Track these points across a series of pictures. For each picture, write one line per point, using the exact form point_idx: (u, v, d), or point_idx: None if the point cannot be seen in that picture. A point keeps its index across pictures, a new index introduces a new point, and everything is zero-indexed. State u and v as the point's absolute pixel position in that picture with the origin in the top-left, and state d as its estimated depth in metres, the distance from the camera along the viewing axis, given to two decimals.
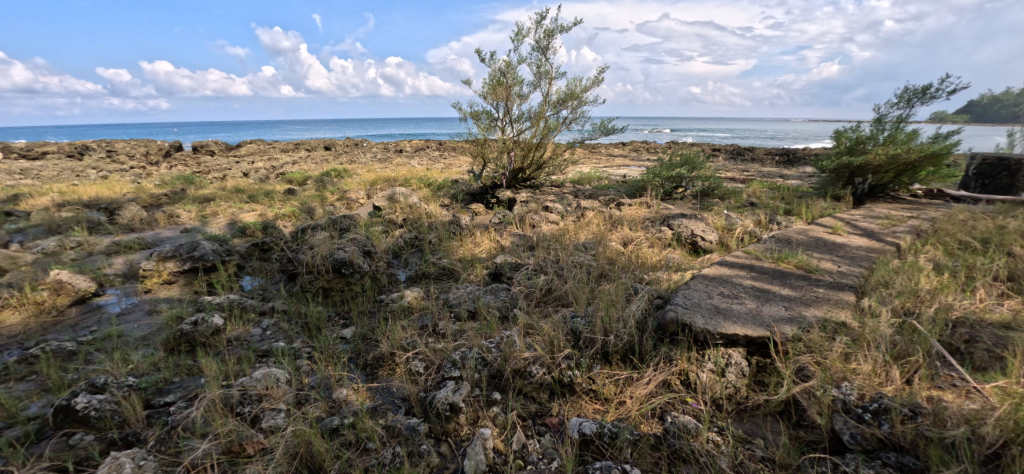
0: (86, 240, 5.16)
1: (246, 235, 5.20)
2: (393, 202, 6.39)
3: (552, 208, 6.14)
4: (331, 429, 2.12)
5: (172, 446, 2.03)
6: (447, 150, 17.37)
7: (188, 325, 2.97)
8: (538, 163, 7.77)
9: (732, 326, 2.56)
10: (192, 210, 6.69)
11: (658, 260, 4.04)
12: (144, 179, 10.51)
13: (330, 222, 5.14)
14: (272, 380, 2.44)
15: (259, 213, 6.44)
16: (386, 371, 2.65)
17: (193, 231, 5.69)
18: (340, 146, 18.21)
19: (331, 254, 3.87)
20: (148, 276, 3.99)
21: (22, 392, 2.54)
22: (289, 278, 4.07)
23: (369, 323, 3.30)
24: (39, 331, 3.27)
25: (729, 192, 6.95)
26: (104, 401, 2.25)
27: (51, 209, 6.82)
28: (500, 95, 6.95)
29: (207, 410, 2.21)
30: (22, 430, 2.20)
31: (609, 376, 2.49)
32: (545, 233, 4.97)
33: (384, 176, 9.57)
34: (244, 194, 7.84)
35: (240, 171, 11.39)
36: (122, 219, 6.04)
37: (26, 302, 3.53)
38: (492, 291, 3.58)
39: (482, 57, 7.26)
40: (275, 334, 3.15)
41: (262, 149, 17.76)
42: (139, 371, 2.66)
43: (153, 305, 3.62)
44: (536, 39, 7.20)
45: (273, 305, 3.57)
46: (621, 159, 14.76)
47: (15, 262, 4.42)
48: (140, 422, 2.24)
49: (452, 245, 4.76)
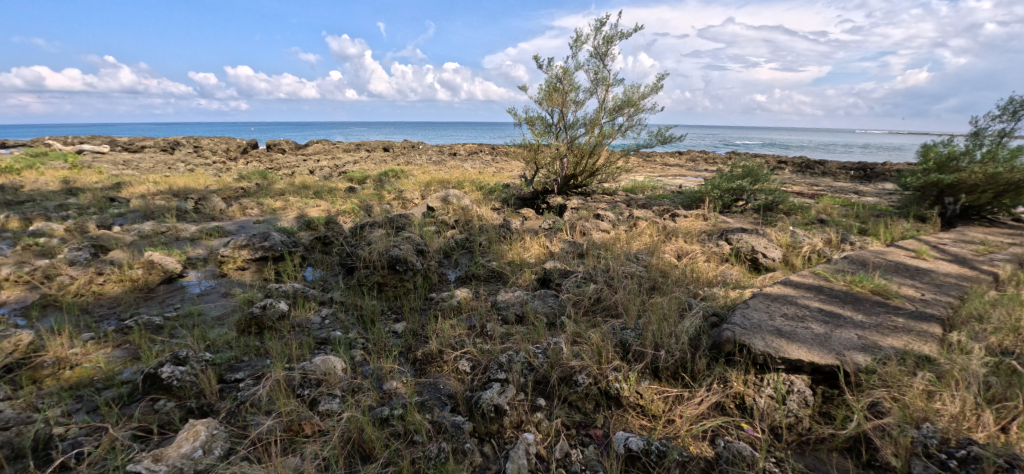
0: (174, 225, 5.72)
1: (310, 229, 5.54)
2: (446, 203, 6.56)
3: (603, 216, 6.05)
4: (382, 418, 2.22)
5: (241, 420, 2.23)
6: (501, 154, 17.69)
7: (258, 308, 3.20)
8: (590, 170, 7.64)
9: (797, 351, 2.39)
10: (264, 203, 7.24)
11: (715, 275, 3.85)
12: (224, 173, 11.52)
13: (386, 220, 5.34)
14: (329, 367, 2.58)
15: (323, 209, 6.86)
16: (434, 367, 2.73)
17: (264, 222, 6.16)
18: (399, 147, 19.02)
19: (386, 251, 4.05)
20: (224, 261, 4.36)
21: (118, 358, 2.89)
22: (347, 272, 4.28)
23: (419, 320, 3.40)
24: (133, 305, 3.68)
25: (795, 207, 6.51)
26: (185, 373, 2.48)
27: (147, 197, 7.65)
28: (555, 101, 6.99)
29: (272, 389, 2.39)
30: (116, 392, 2.48)
31: (658, 392, 2.40)
32: (596, 241, 4.92)
33: (438, 177, 9.87)
34: (309, 190, 8.38)
35: (308, 169, 12.20)
36: (205, 209, 6.64)
37: (124, 278, 4.00)
38: (540, 296, 3.58)
39: (539, 64, 7.33)
40: (333, 324, 3.33)
41: (328, 149, 18.96)
42: (215, 347, 2.92)
43: (228, 289, 3.96)
44: (594, 46, 7.13)
45: (332, 296, 3.77)
46: (675, 168, 14.25)
47: (118, 243, 5.00)
48: (215, 394, 2.46)
49: (501, 248, 4.83)
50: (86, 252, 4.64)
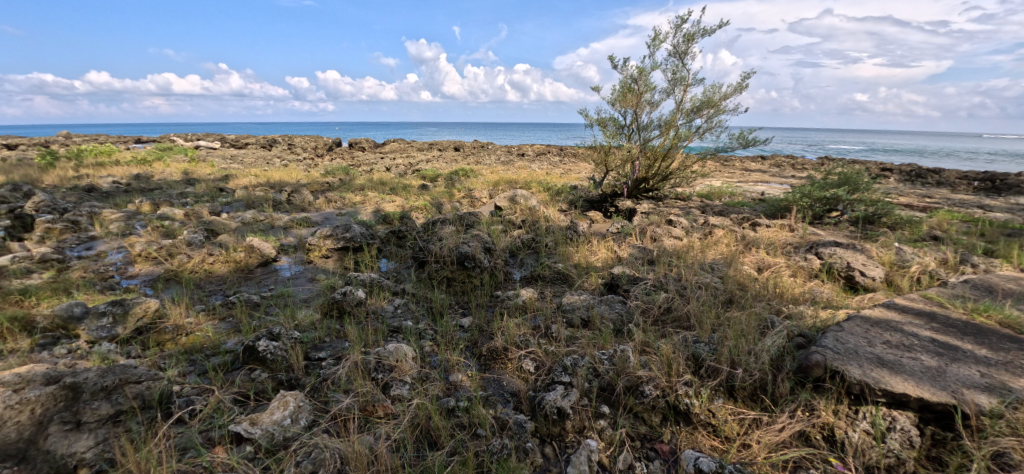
0: (271, 214, 6.38)
1: (387, 222, 5.90)
2: (514, 203, 6.65)
3: (676, 222, 5.79)
4: (448, 408, 2.32)
5: (323, 395, 2.45)
6: (568, 156, 17.57)
7: (339, 294, 3.46)
8: (663, 174, 7.34)
9: (902, 384, 2.11)
10: (347, 197, 7.83)
11: (802, 292, 3.53)
12: (313, 169, 12.61)
13: (456, 217, 5.53)
14: (401, 354, 2.73)
15: (398, 204, 7.27)
16: (498, 364, 2.80)
17: (346, 215, 6.66)
18: (468, 147, 19.59)
19: (456, 247, 4.20)
20: (312, 249, 4.79)
21: (224, 329, 3.28)
22: (419, 265, 4.50)
23: (485, 316, 3.50)
24: (236, 283, 4.16)
25: (902, 221, 5.76)
26: (277, 348, 2.75)
27: (250, 188, 8.60)
28: (629, 102, 6.81)
29: (350, 371, 2.59)
30: (222, 359, 2.82)
31: (732, 413, 2.25)
32: (667, 248, 4.73)
33: (506, 177, 10.04)
34: (386, 186, 8.91)
35: (385, 166, 12.98)
36: (296, 201, 7.33)
37: (230, 259, 4.53)
38: (607, 302, 3.52)
39: (613, 64, 7.19)
40: (405, 313, 3.53)
41: (403, 147, 20.03)
42: (302, 327, 3.22)
43: (313, 274, 4.33)
44: (674, 44, 6.83)
45: (405, 287, 3.99)
46: (758, 173, 13.24)
47: (226, 228, 5.68)
48: (301, 369, 2.71)
49: (568, 250, 4.82)
50: (201, 235, 5.33)
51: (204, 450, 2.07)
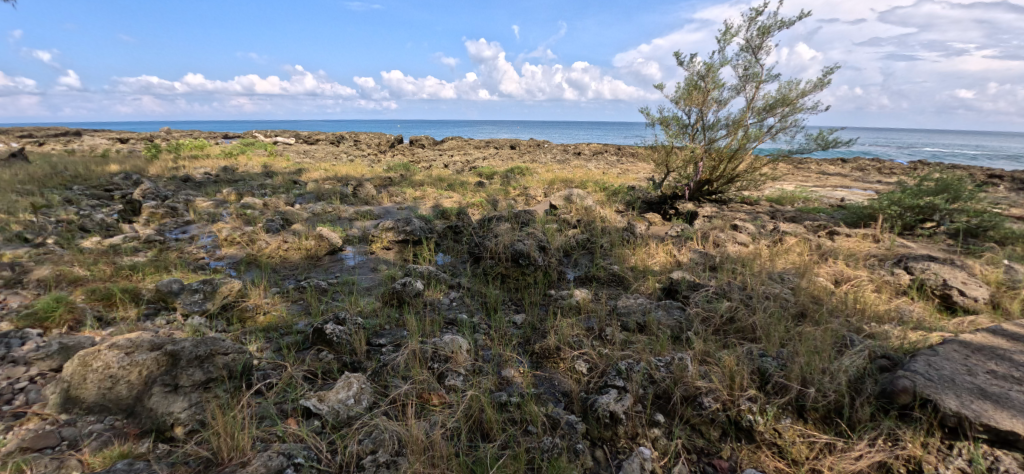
0: (338, 206, 6.81)
1: (444, 217, 6.09)
2: (569, 202, 6.61)
3: (741, 228, 5.49)
4: (501, 402, 2.41)
5: (383, 380, 2.60)
6: (626, 155, 17.13)
7: (400, 284, 3.63)
8: (728, 176, 7.01)
9: (1011, 420, 1.86)
10: (407, 192, 8.18)
11: (887, 310, 3.21)
12: (376, 164, 13.29)
13: (512, 215, 5.60)
14: (457, 346, 2.83)
15: (455, 200, 7.47)
16: (550, 363, 2.87)
17: (406, 209, 6.96)
18: (524, 145, 19.71)
19: (511, 245, 4.26)
20: (375, 240, 5.06)
21: (296, 311, 3.56)
22: (474, 260, 4.61)
23: (538, 314, 3.57)
24: (306, 269, 4.49)
25: (1015, 235, 5.05)
26: (343, 331, 2.95)
27: (320, 181, 9.22)
28: (694, 100, 6.54)
29: (409, 358, 2.72)
30: (293, 339, 3.06)
31: (801, 435, 2.10)
32: (731, 255, 4.51)
33: (561, 176, 10.01)
34: (444, 182, 9.20)
35: (443, 163, 13.39)
36: (361, 194, 7.77)
37: (302, 246, 4.89)
38: (665, 307, 3.43)
39: (679, 61, 6.92)
40: (460, 306, 3.65)
41: (461, 145, 20.55)
42: (365, 313, 3.43)
43: (375, 264, 4.58)
44: (747, 38, 6.44)
45: (460, 281, 4.11)
46: (837, 178, 12.16)
47: (299, 218, 6.14)
48: (363, 353, 2.88)
49: (624, 253, 4.77)
50: (277, 224, 5.81)
51: (278, 420, 2.25)
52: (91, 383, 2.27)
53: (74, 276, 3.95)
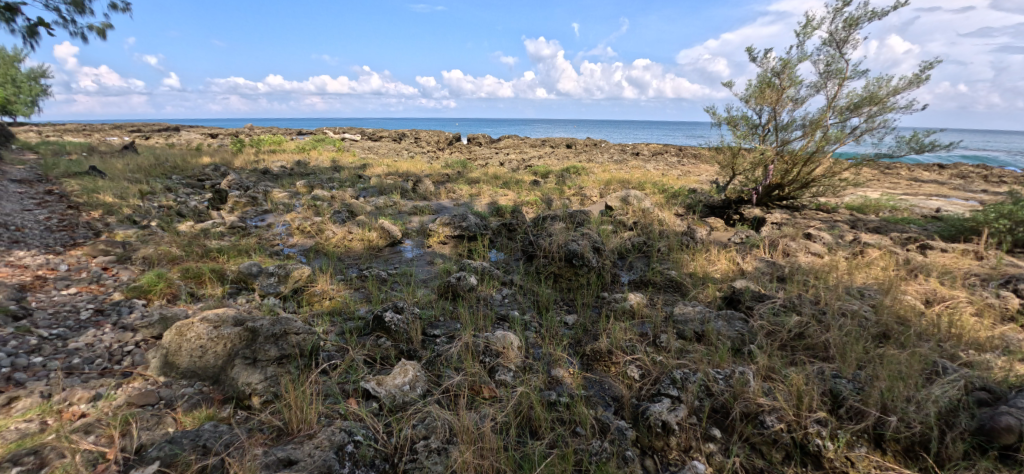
0: (399, 201, 7.13)
1: (498, 215, 6.19)
2: (625, 203, 6.46)
3: (815, 237, 5.09)
4: (550, 401, 2.43)
5: (437, 369, 2.70)
6: (688, 156, 16.40)
7: (454, 278, 3.75)
8: (802, 181, 6.51)
9: None
10: (464, 189, 8.39)
11: (990, 336, 2.85)
12: (435, 161, 13.75)
13: (567, 215, 5.57)
14: (508, 342, 2.89)
15: (510, 198, 7.56)
16: (601, 366, 2.86)
17: (462, 205, 7.15)
18: (580, 144, 19.49)
19: (565, 244, 4.24)
20: (432, 235, 5.25)
21: (358, 298, 3.79)
22: (527, 258, 4.65)
23: (590, 316, 3.56)
24: (368, 259, 4.76)
25: None
26: (400, 320, 3.09)
27: (383, 176, 9.70)
28: (767, 98, 6.12)
29: (461, 351, 2.82)
30: (355, 324, 3.26)
31: (878, 467, 1.92)
32: (803, 265, 4.20)
33: (618, 177, 9.80)
34: (500, 180, 9.33)
35: (499, 161, 13.58)
36: (420, 190, 8.08)
37: (365, 237, 5.19)
38: (726, 317, 3.27)
39: (751, 57, 6.52)
40: (512, 303, 3.72)
41: (517, 144, 20.72)
42: (421, 304, 3.57)
43: (432, 258, 4.75)
44: (831, 31, 5.93)
45: (513, 279, 4.17)
46: (934, 186, 10.87)
47: (363, 211, 6.51)
48: (419, 342, 3.01)
49: (683, 258, 4.61)
50: (344, 216, 6.19)
51: (340, 399, 2.41)
52: (185, 351, 2.55)
53: (173, 255, 4.47)
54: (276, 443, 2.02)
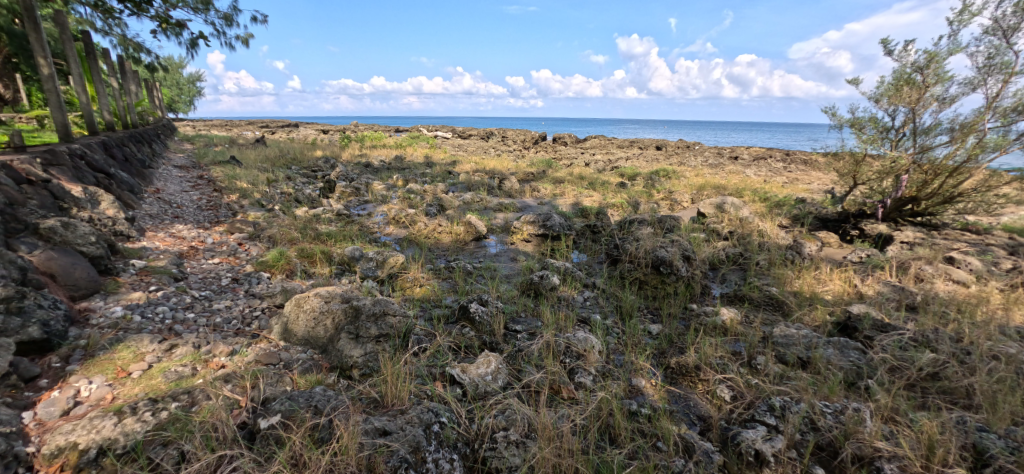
0: (485, 197, 7.38)
1: (582, 216, 6.12)
2: (721, 211, 6.02)
3: (959, 261, 4.31)
4: (631, 411, 2.36)
5: (518, 364, 2.76)
6: (797, 162, 14.76)
7: (537, 277, 3.80)
8: (944, 196, 5.52)
9: None
10: (548, 188, 8.43)
11: None
12: (520, 159, 13.98)
13: (655, 219, 5.34)
14: (589, 346, 2.86)
15: (594, 199, 7.43)
16: (687, 381, 2.70)
17: (546, 205, 7.19)
18: (671, 146, 18.51)
19: (653, 251, 4.07)
20: (515, 232, 5.35)
21: (446, 287, 4.01)
22: (611, 262, 4.55)
23: (676, 328, 3.39)
24: (456, 252, 5.00)
25: None
26: (485, 313, 3.21)
27: (471, 173, 10.11)
28: (904, 98, 5.30)
29: (542, 348, 2.85)
30: (443, 312, 3.45)
31: None
32: (942, 295, 3.57)
33: (713, 182, 9.15)
34: (584, 181, 9.21)
35: (584, 162, 13.42)
36: (505, 187, 8.28)
37: (453, 231, 5.45)
38: (839, 344, 2.90)
39: (886, 50, 5.69)
40: (594, 307, 3.67)
41: (603, 144, 20.28)
42: (505, 298, 3.68)
43: (515, 254, 4.86)
44: (998, 16, 4.93)
45: (595, 282, 4.11)
46: None
47: (452, 205, 6.85)
48: (501, 336, 3.10)
49: (786, 275, 4.18)
50: (434, 209, 6.57)
51: (428, 380, 2.55)
52: (301, 321, 2.89)
53: (291, 236, 5.09)
54: (372, 412, 2.21)
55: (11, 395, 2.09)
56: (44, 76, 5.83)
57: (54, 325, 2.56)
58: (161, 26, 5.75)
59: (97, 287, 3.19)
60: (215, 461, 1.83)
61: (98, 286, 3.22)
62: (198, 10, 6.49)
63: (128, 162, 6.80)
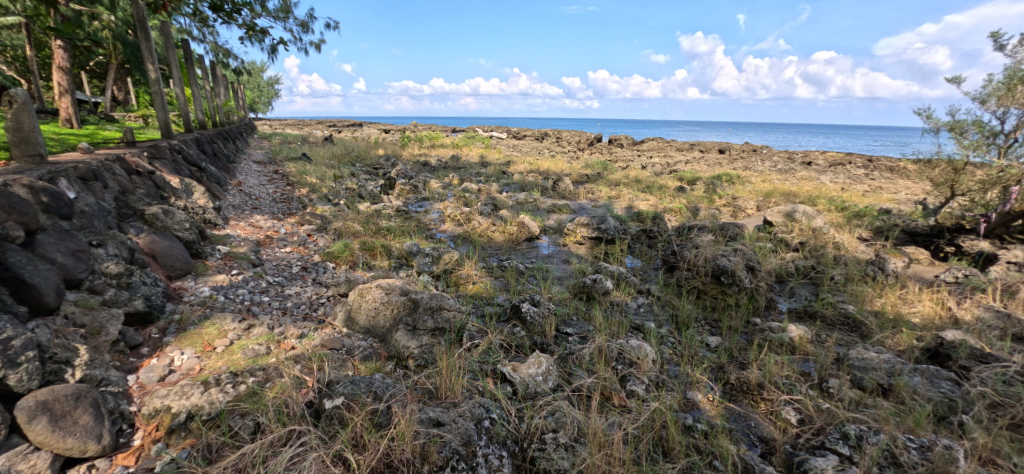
0: (539, 198, 7.38)
1: (638, 220, 5.96)
2: (790, 220, 5.62)
3: None
4: (686, 426, 2.27)
5: (568, 367, 2.74)
6: (882, 168, 13.42)
7: (590, 280, 3.76)
8: None
9: None
10: (603, 190, 8.29)
11: None
12: (574, 161, 13.84)
13: (717, 226, 5.08)
14: (642, 354, 2.78)
15: (651, 203, 7.20)
16: (749, 399, 2.55)
17: (600, 207, 7.08)
18: (736, 150, 17.51)
19: (714, 259, 3.88)
20: (569, 234, 5.31)
21: (498, 285, 4.07)
22: (668, 269, 4.40)
23: (737, 342, 3.20)
24: (508, 251, 5.05)
25: None
26: (536, 313, 3.23)
27: (524, 173, 10.17)
28: (1018, 99, 4.67)
29: (593, 353, 2.81)
30: (494, 310, 3.50)
31: None
32: None
33: (782, 188, 8.56)
34: (641, 184, 8.96)
35: (641, 164, 13.04)
36: (559, 189, 8.24)
37: (506, 230, 5.51)
38: (929, 373, 2.60)
39: (998, 44, 5.03)
40: (648, 314, 3.56)
41: (660, 147, 19.61)
42: (556, 300, 3.67)
43: (567, 257, 4.83)
44: None
45: (650, 289, 3.99)
46: None
47: (506, 205, 6.93)
48: (552, 337, 3.10)
49: (865, 292, 3.82)
50: (489, 208, 6.68)
51: (480, 376, 2.60)
52: (363, 310, 3.05)
53: (355, 230, 5.39)
54: (427, 402, 2.29)
55: (119, 359, 2.39)
56: (152, 80, 6.60)
57: (155, 300, 2.91)
58: (247, 33, 6.31)
59: (189, 268, 3.57)
60: (285, 434, 1.98)
61: (191, 267, 3.59)
62: (279, 18, 7.04)
63: (217, 157, 7.54)
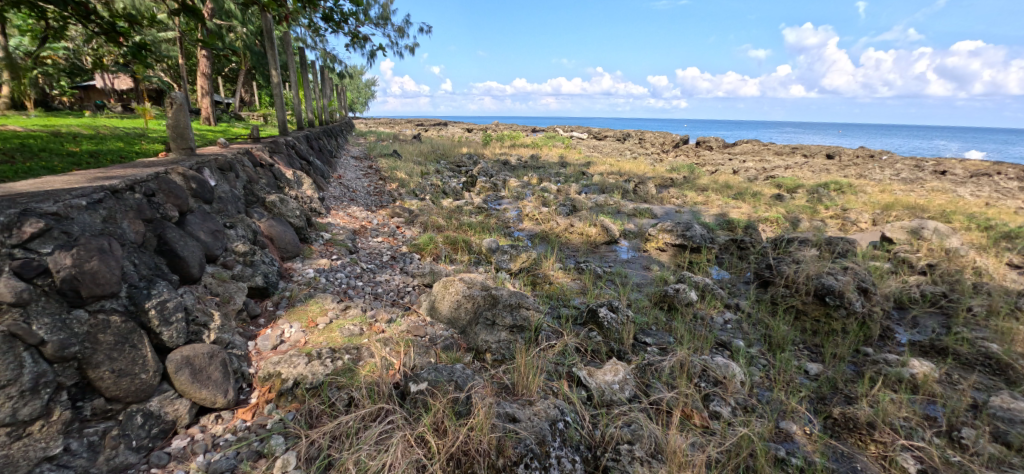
0: (619, 201, 7.18)
1: (728, 229, 5.55)
2: (916, 238, 4.87)
3: None
4: (778, 458, 2.08)
5: (646, 378, 2.64)
6: None
7: (673, 290, 3.58)
8: None
9: None
10: (689, 195, 7.84)
11: None
12: (658, 163, 13.25)
13: (822, 240, 4.56)
14: (730, 374, 2.60)
15: (743, 211, 6.67)
16: (855, 438, 2.27)
17: (684, 213, 6.71)
18: (848, 155, 15.55)
19: (819, 277, 3.49)
20: (650, 239, 5.11)
21: (574, 287, 4.04)
22: (761, 284, 4.05)
23: (843, 371, 2.86)
24: (585, 254, 4.99)
25: None
26: (614, 320, 3.15)
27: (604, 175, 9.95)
28: None
29: (675, 367, 2.68)
30: (570, 312, 3.49)
31: None
32: None
33: (907, 201, 7.44)
34: (732, 190, 8.33)
35: (732, 168, 12.11)
36: (641, 192, 7.93)
37: (585, 233, 5.44)
38: None
39: None
40: (736, 331, 3.31)
41: (756, 150, 18.04)
42: (635, 307, 3.55)
43: (647, 263, 4.65)
44: None
45: (740, 304, 3.71)
46: None
47: (585, 206, 6.84)
48: (629, 345, 3.02)
49: (1016, 329, 3.20)
50: (567, 209, 6.66)
51: (555, 377, 2.61)
52: (446, 301, 3.21)
53: (439, 224, 5.67)
54: (503, 397, 2.34)
55: (243, 326, 2.77)
56: (274, 84, 7.48)
57: (271, 277, 3.32)
58: (353, 40, 6.90)
59: (298, 251, 4.01)
60: (375, 411, 2.16)
61: (299, 251, 4.04)
62: (379, 25, 7.61)
63: (322, 152, 8.39)
